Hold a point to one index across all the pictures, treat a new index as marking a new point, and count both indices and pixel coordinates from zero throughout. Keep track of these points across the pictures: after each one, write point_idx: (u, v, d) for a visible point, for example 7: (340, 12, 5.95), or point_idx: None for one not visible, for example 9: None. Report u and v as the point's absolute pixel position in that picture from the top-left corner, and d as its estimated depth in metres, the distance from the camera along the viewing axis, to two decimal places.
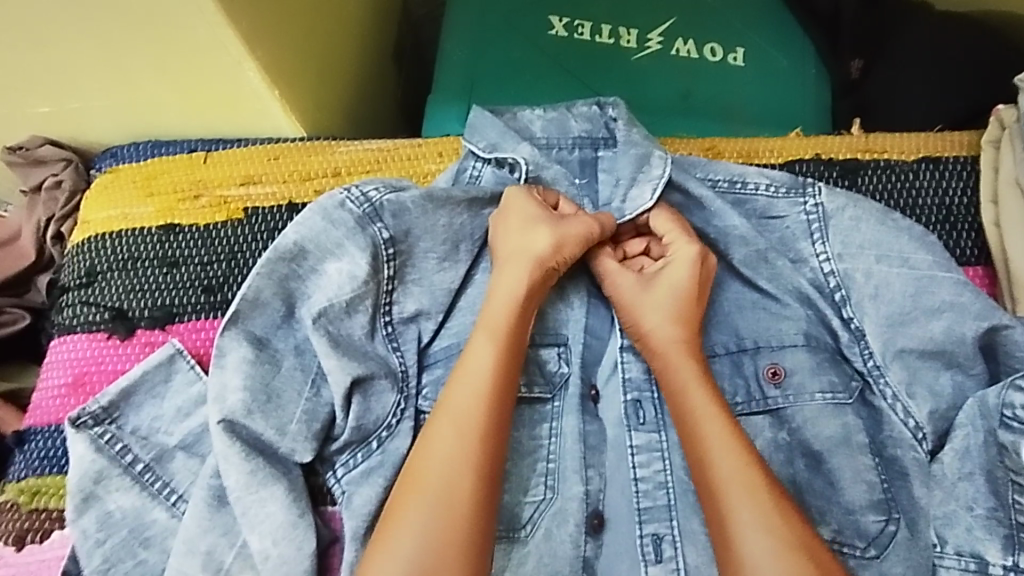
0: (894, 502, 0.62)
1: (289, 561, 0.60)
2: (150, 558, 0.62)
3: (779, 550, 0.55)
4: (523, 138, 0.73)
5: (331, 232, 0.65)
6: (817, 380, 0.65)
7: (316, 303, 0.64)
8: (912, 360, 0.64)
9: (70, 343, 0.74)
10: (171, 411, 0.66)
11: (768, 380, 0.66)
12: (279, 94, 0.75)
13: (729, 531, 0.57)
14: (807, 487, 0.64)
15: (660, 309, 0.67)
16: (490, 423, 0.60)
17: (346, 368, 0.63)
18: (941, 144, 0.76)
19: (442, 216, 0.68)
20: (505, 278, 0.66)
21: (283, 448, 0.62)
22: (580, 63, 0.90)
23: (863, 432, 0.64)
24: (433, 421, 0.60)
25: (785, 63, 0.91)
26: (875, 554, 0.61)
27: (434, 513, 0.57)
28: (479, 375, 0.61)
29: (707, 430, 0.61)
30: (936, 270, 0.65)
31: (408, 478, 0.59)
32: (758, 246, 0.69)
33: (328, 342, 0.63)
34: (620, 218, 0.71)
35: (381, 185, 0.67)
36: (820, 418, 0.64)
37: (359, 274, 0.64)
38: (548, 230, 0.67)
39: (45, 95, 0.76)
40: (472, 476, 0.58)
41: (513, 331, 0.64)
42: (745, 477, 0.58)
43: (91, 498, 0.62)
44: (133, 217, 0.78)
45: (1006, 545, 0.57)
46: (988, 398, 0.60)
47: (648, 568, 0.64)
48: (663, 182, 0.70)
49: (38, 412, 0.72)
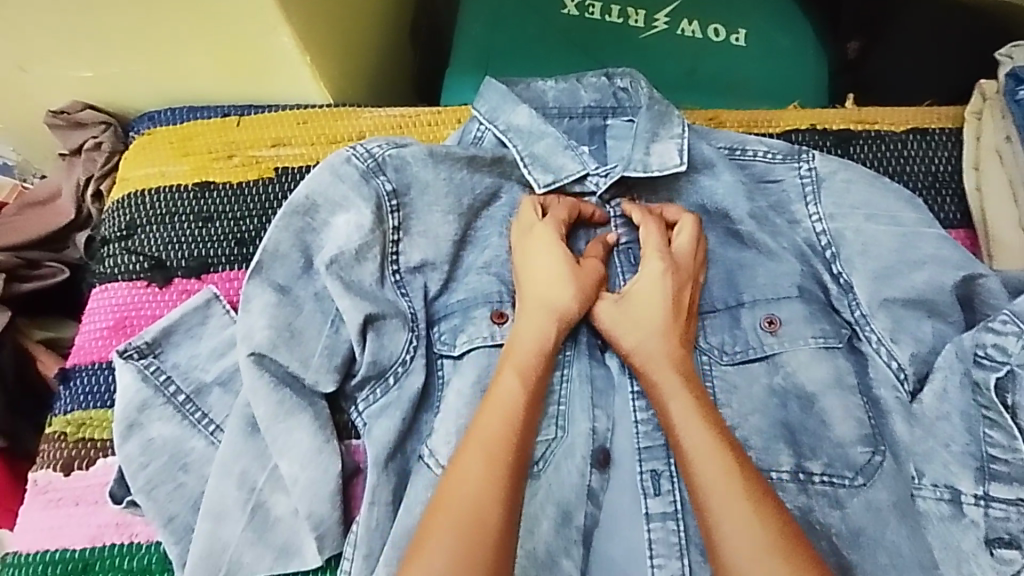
0: (881, 434, 0.67)
1: (316, 484, 0.65)
2: (189, 482, 0.67)
3: (765, 547, 0.55)
4: (523, 102, 0.78)
5: (338, 186, 0.71)
6: (811, 326, 0.70)
7: (327, 252, 0.69)
8: (896, 309, 0.69)
9: (111, 290, 0.79)
10: (206, 351, 0.71)
11: (764, 329, 0.71)
12: (310, 60, 0.80)
13: (718, 532, 0.56)
14: (799, 426, 0.68)
15: (650, 328, 0.68)
16: (519, 450, 0.61)
17: (358, 306, 0.67)
18: (929, 117, 0.81)
19: (442, 169, 0.73)
20: (529, 321, 0.68)
21: (308, 380, 0.67)
22: (590, 40, 0.95)
23: (854, 374, 0.69)
24: (462, 447, 0.61)
25: (785, 43, 0.95)
26: (862, 482, 0.66)
27: (461, 536, 0.56)
28: (507, 407, 0.63)
29: (692, 430, 0.61)
30: (920, 227, 0.70)
31: (438, 503, 0.58)
32: (762, 203, 0.74)
33: (340, 286, 0.68)
34: (647, 171, 0.75)
35: (384, 142, 0.73)
36: (815, 362, 0.70)
37: (364, 223, 0.69)
38: (569, 284, 0.70)
39: (89, 58, 0.82)
40: (498, 504, 0.58)
41: (538, 369, 0.66)
42: (729, 481, 0.58)
43: (135, 425, 0.67)
44: (169, 175, 0.83)
45: (977, 476, 0.64)
46: (964, 341, 0.65)
47: (648, 501, 0.68)
48: (684, 141, 0.75)
49: (82, 352, 0.78)
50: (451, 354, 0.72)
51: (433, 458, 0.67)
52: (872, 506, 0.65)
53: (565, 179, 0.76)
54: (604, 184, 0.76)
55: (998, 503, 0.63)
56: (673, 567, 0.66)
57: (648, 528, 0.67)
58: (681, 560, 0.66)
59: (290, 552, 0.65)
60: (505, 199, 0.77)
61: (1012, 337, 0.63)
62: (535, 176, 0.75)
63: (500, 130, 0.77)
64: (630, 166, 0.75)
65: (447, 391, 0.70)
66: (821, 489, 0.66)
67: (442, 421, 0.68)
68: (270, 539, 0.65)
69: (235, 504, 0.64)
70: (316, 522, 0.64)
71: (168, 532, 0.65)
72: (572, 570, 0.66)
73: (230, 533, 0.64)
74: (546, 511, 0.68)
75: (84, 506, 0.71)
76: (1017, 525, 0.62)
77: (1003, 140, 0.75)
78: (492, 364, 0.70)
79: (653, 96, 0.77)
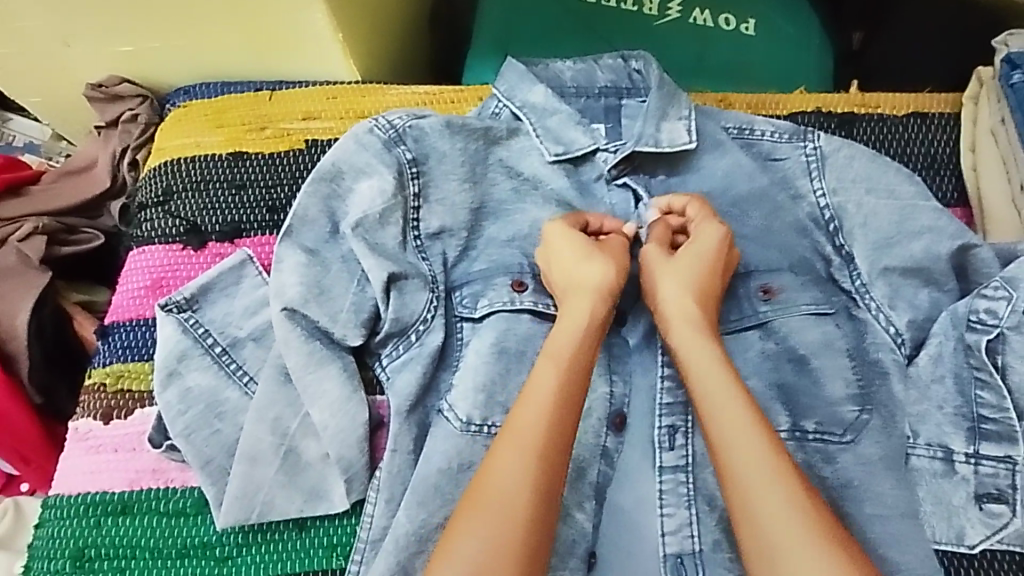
0: (869, 396, 0.70)
1: (346, 430, 0.69)
2: (224, 429, 0.71)
3: (796, 538, 0.57)
4: (540, 82, 0.81)
5: (362, 153, 0.75)
6: (804, 294, 0.74)
7: (352, 216, 0.73)
8: (895, 278, 0.73)
9: (148, 252, 0.83)
10: (241, 308, 0.75)
11: (758, 297, 0.75)
12: (341, 37, 0.85)
13: (749, 521, 0.59)
14: (795, 387, 0.72)
15: (688, 292, 0.70)
16: (554, 441, 0.62)
17: (382, 265, 0.71)
18: (928, 101, 0.85)
19: (459, 140, 0.77)
20: (564, 315, 0.69)
21: (337, 333, 0.71)
22: (606, 26, 0.99)
23: (842, 339, 0.72)
24: (499, 439, 0.62)
25: (793, 33, 0.99)
26: (851, 439, 0.69)
27: (494, 524, 0.58)
28: (541, 397, 0.64)
29: (726, 420, 0.63)
30: (918, 200, 0.74)
31: (473, 492, 0.60)
32: (762, 183, 0.77)
33: (365, 246, 0.72)
34: (658, 146, 0.78)
35: (403, 114, 0.78)
36: (806, 327, 0.73)
37: (387, 188, 0.74)
38: (599, 258, 0.71)
39: (131, 33, 0.86)
40: (528, 491, 0.59)
41: (575, 356, 0.66)
42: (772, 478, 0.59)
43: (175, 373, 0.72)
44: (204, 144, 0.88)
45: (969, 436, 0.68)
46: (958, 308, 0.69)
47: (663, 454, 0.71)
48: (692, 122, 0.79)
49: (120, 310, 0.82)
50: (472, 316, 0.75)
51: (452, 412, 0.70)
52: (861, 460, 0.68)
53: (575, 153, 0.79)
54: (613, 160, 0.79)
55: (988, 462, 0.67)
56: (681, 516, 0.69)
57: (659, 480, 0.71)
58: (689, 509, 0.70)
59: (319, 496, 0.70)
60: (524, 172, 0.80)
61: (1002, 302, 0.68)
62: (546, 148, 0.79)
63: (516, 106, 0.80)
64: (640, 141, 0.78)
65: (467, 350, 0.74)
66: (814, 445, 0.69)
67: (462, 376, 0.72)
68: (301, 482, 0.69)
69: (269, 448, 0.69)
70: (345, 466, 0.69)
71: (205, 474, 0.70)
72: (584, 523, 0.69)
73: (264, 476, 0.69)
74: None
75: (122, 453, 0.74)
76: (1005, 481, 0.67)
77: (998, 123, 0.80)
78: (511, 328, 0.74)
79: (663, 78, 0.79)
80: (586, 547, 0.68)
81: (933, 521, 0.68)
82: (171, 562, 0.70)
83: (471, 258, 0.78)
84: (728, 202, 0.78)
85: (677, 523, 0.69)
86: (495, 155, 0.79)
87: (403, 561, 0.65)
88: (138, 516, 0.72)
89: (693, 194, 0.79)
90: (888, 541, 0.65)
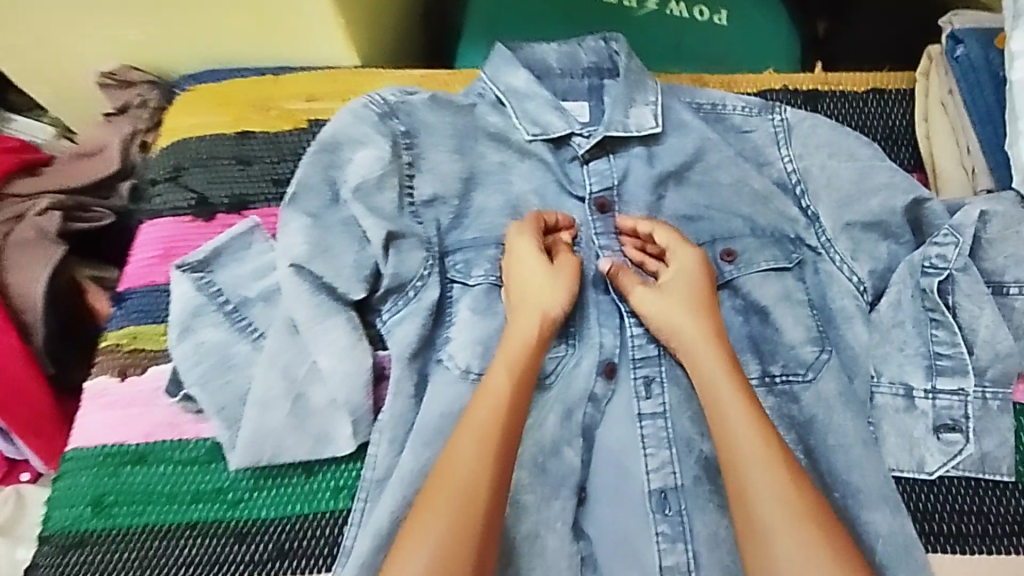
0: (827, 338, 0.77)
1: (353, 373, 0.73)
2: (236, 379, 0.75)
3: (792, 518, 0.62)
4: (522, 67, 0.86)
5: (357, 125, 0.80)
6: (764, 252, 0.80)
7: (352, 181, 0.78)
8: (857, 232, 0.78)
9: (159, 225, 0.88)
10: (250, 272, 0.79)
11: (722, 260, 0.81)
12: (342, 22, 0.92)
13: (751, 509, 0.63)
14: (758, 336, 0.78)
15: (685, 308, 0.75)
16: (506, 437, 0.66)
17: (380, 224, 0.76)
18: (888, 79, 0.92)
19: (445, 114, 0.84)
20: (519, 322, 0.74)
21: (340, 287, 0.75)
22: (589, 16, 1.06)
23: (803, 291, 0.78)
24: (457, 433, 0.67)
25: (763, 24, 1.07)
26: (812, 375, 0.75)
27: (453, 513, 0.62)
28: (498, 393, 0.68)
29: (733, 415, 0.67)
30: (875, 161, 0.80)
31: (435, 481, 0.64)
32: (729, 152, 0.84)
33: (364, 207, 0.76)
34: (627, 131, 0.84)
35: (396, 91, 0.84)
36: (766, 281, 0.79)
37: (385, 155, 0.79)
38: (552, 280, 0.76)
39: (143, 21, 0.93)
40: (488, 486, 0.64)
41: (528, 363, 0.71)
42: (767, 457, 0.65)
43: (188, 329, 0.76)
44: (213, 125, 0.93)
45: (927, 373, 0.74)
46: (913, 258, 0.75)
47: (641, 403, 0.76)
48: (658, 107, 0.85)
49: (134, 277, 0.86)
50: (465, 281, 0.80)
51: (451, 360, 0.76)
52: (821, 397, 0.74)
53: (552, 134, 0.84)
54: (586, 144, 0.84)
55: (944, 395, 0.73)
56: (664, 455, 0.74)
57: (639, 425, 0.75)
58: (670, 449, 0.74)
59: (326, 441, 0.73)
60: (512, 145, 0.85)
61: (951, 247, 0.74)
62: (524, 128, 0.84)
63: (500, 90, 0.85)
64: (610, 127, 0.84)
65: (458, 309, 0.79)
66: (781, 388, 0.75)
67: (457, 331, 0.77)
68: (308, 427, 0.73)
69: (279, 393, 0.72)
70: (352, 408, 0.73)
71: (221, 419, 0.74)
72: (574, 459, 0.73)
73: (275, 420, 0.72)
74: (553, 409, 0.75)
75: (137, 408, 0.79)
76: (958, 412, 0.73)
77: (946, 94, 0.86)
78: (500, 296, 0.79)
79: (630, 68, 0.86)
80: (576, 481, 0.73)
81: (896, 452, 0.73)
82: (186, 506, 0.75)
83: (464, 227, 0.82)
84: (704, 171, 0.84)
85: (660, 461, 0.74)
86: (483, 125, 0.85)
87: (409, 496, 0.69)
88: (154, 464, 0.76)
89: (673, 162, 0.84)
90: (849, 466, 0.71)
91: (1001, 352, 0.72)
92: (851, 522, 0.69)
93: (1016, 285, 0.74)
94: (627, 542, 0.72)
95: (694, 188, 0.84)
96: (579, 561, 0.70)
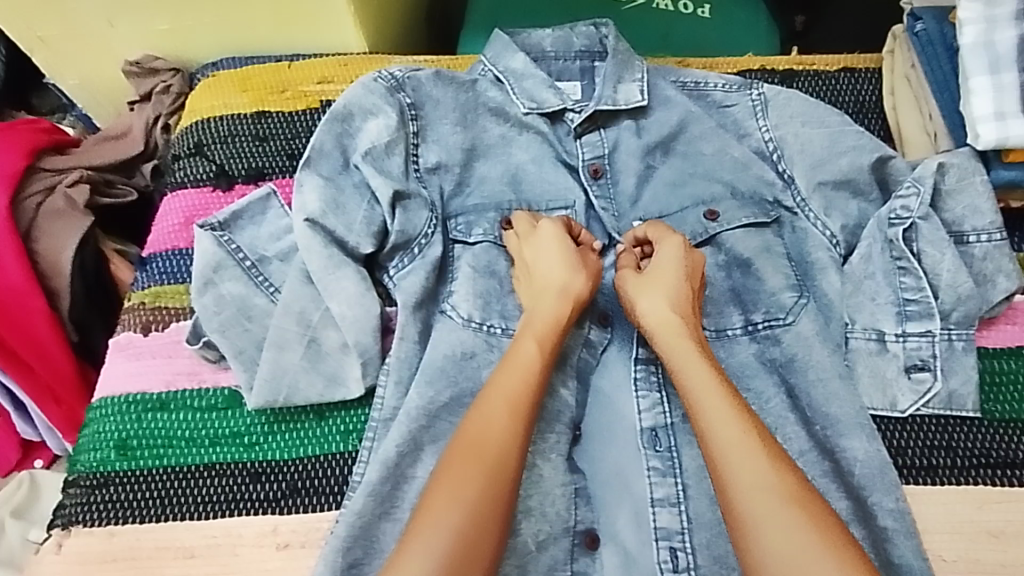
0: (806, 287, 0.83)
1: (362, 319, 0.79)
2: (254, 328, 0.81)
3: (778, 501, 0.62)
4: (520, 51, 0.93)
5: (368, 96, 0.87)
6: (743, 211, 0.86)
7: (362, 147, 0.84)
8: (828, 191, 0.84)
9: (182, 196, 0.95)
10: (267, 234, 0.85)
11: (706, 220, 0.86)
12: (352, 9, 0.99)
13: (733, 495, 0.64)
14: (739, 286, 0.83)
15: (663, 302, 0.76)
16: (529, 402, 0.69)
17: (388, 184, 0.82)
18: (856, 61, 1.00)
19: (449, 90, 0.90)
20: (541, 302, 0.77)
21: (351, 241, 0.81)
22: (581, 9, 1.14)
23: (781, 245, 0.84)
24: (483, 399, 0.69)
25: (744, 16, 1.14)
26: (792, 319, 0.80)
27: (485, 472, 0.64)
28: (525, 365, 0.71)
29: (708, 404, 0.68)
30: (845, 126, 0.87)
31: (464, 442, 0.66)
32: (710, 125, 0.89)
33: (373, 168, 0.83)
34: (616, 104, 0.89)
35: (403, 67, 0.91)
36: (747, 236, 0.85)
37: (391, 124, 0.86)
38: (574, 258, 0.80)
39: (168, 13, 1.00)
40: (519, 449, 0.66)
41: (551, 337, 0.75)
42: (746, 443, 0.65)
43: (210, 282, 0.82)
44: (232, 105, 1.00)
45: (898, 318, 0.79)
46: (881, 212, 0.82)
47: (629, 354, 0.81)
48: (644, 83, 0.91)
49: (158, 243, 0.92)
50: (467, 240, 0.85)
51: (454, 310, 0.81)
52: (797, 338, 0.79)
53: (547, 109, 0.90)
54: (578, 118, 0.90)
55: (913, 337, 0.79)
56: (654, 397, 0.78)
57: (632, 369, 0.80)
58: (659, 391, 0.79)
59: (337, 382, 0.79)
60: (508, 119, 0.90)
61: (913, 198, 0.81)
62: (521, 103, 0.90)
63: (499, 70, 0.92)
64: (601, 102, 0.89)
65: (459, 265, 0.84)
66: (763, 333, 0.81)
67: (460, 284, 0.83)
68: (321, 368, 0.79)
69: (294, 336, 0.79)
70: (362, 350, 0.78)
71: (239, 362, 0.79)
72: (568, 397, 0.78)
73: (290, 361, 0.78)
74: None
75: (160, 358, 0.84)
76: (927, 352, 0.78)
77: (909, 68, 0.93)
78: (501, 255, 0.85)
79: (618, 48, 0.92)
80: (570, 417, 0.78)
81: (871, 391, 0.78)
82: (205, 449, 0.79)
83: (466, 194, 0.88)
84: (687, 143, 0.90)
85: (651, 402, 0.78)
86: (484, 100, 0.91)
87: (416, 431, 0.75)
88: (175, 411, 0.81)
89: (660, 136, 0.90)
90: (827, 399, 0.77)
91: (962, 296, 0.79)
92: (831, 451, 0.75)
93: (976, 233, 0.82)
94: (620, 475, 0.76)
95: (679, 158, 0.90)
96: (571, 492, 0.75)
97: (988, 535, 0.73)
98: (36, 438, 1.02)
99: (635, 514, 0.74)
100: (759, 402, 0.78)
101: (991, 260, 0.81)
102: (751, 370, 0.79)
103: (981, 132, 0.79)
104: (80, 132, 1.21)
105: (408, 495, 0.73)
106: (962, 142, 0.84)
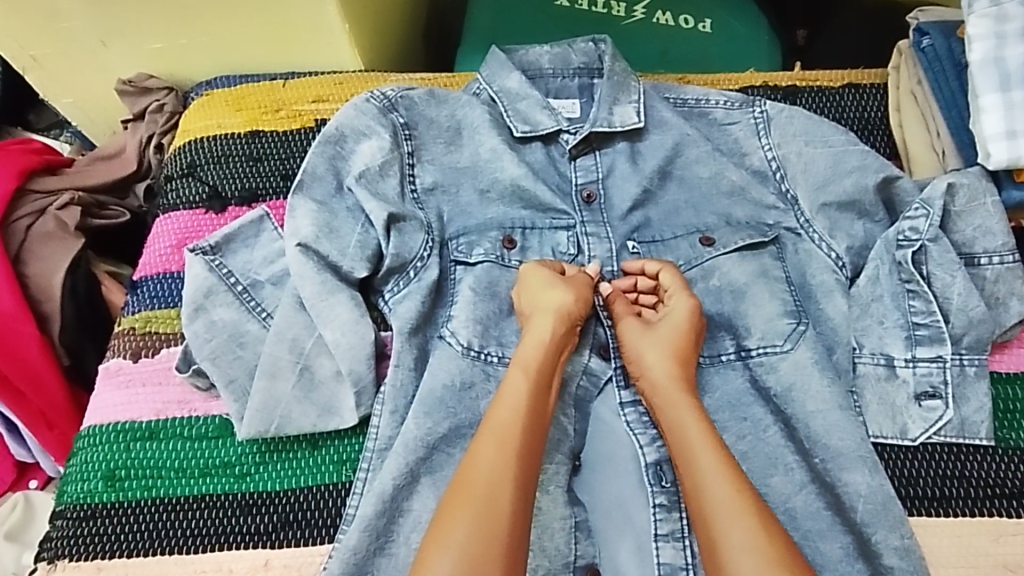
0: (805, 312, 0.80)
1: (356, 346, 0.77)
2: (246, 355, 0.79)
3: (762, 564, 0.61)
4: (516, 70, 0.90)
5: (361, 118, 0.85)
6: (737, 234, 0.84)
7: (356, 169, 0.83)
8: (832, 213, 0.82)
9: (173, 218, 0.93)
10: (259, 258, 0.84)
11: (701, 243, 0.84)
12: (347, 27, 0.97)
13: (721, 556, 0.62)
14: (731, 312, 0.81)
15: (659, 355, 0.74)
16: (526, 437, 0.67)
17: (382, 206, 0.80)
18: (861, 77, 0.98)
19: (444, 108, 0.89)
20: (531, 330, 0.75)
21: (345, 265, 0.79)
22: (579, 25, 1.13)
23: (778, 270, 0.82)
24: (479, 436, 0.68)
25: (744, 30, 1.12)
26: (786, 345, 0.78)
27: (482, 515, 0.62)
28: (517, 401, 0.69)
29: (699, 461, 0.67)
30: (848, 146, 0.85)
31: (459, 486, 0.65)
32: (707, 147, 0.87)
33: (367, 191, 0.81)
34: (611, 127, 0.87)
35: (396, 87, 0.89)
36: (741, 261, 0.83)
37: (385, 146, 0.84)
38: (564, 287, 0.77)
39: (161, 31, 0.98)
40: (512, 487, 0.64)
41: (544, 368, 0.72)
42: (735, 502, 0.64)
43: (201, 308, 0.80)
44: (225, 125, 0.98)
45: (907, 343, 0.77)
46: (889, 234, 0.80)
47: (622, 391, 0.78)
48: (641, 106, 0.89)
49: (148, 266, 0.90)
50: (467, 261, 0.83)
51: (453, 337, 0.79)
52: (798, 365, 0.77)
53: (541, 132, 0.88)
54: (574, 140, 0.88)
55: (923, 363, 0.76)
56: (653, 432, 0.76)
57: (625, 402, 0.78)
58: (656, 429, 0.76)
59: (331, 411, 0.77)
60: (502, 137, 0.87)
61: (921, 219, 0.79)
62: (513, 126, 0.88)
63: (494, 90, 0.89)
64: (596, 124, 0.87)
65: (460, 286, 0.82)
66: (756, 360, 0.78)
67: (459, 308, 0.80)
68: (315, 397, 0.77)
69: (287, 365, 0.77)
70: (356, 379, 0.76)
71: (230, 392, 0.78)
72: (568, 425, 0.76)
73: (283, 390, 0.77)
74: None
75: (151, 385, 0.82)
76: (938, 378, 0.76)
77: (915, 84, 0.91)
78: (500, 276, 0.83)
79: (615, 68, 0.90)
80: (569, 447, 0.75)
81: (879, 419, 0.76)
82: (196, 479, 0.77)
83: (464, 215, 0.85)
84: (685, 165, 0.87)
85: (649, 437, 0.76)
86: (477, 118, 0.88)
87: (411, 462, 0.73)
88: (166, 440, 0.79)
89: (657, 158, 0.87)
90: (826, 429, 0.74)
91: (974, 320, 0.77)
92: (830, 485, 0.73)
93: (987, 255, 0.79)
94: (622, 508, 0.74)
95: (677, 184, 0.87)
96: (572, 526, 0.72)
97: (1002, 569, 0.71)
98: (31, 460, 0.99)
99: (638, 548, 0.72)
100: (756, 432, 0.75)
101: (1003, 282, 0.78)
102: (746, 398, 0.77)
103: (992, 150, 0.78)
104: (76, 150, 1.19)
105: (405, 529, 0.71)
106: (972, 161, 0.82)
